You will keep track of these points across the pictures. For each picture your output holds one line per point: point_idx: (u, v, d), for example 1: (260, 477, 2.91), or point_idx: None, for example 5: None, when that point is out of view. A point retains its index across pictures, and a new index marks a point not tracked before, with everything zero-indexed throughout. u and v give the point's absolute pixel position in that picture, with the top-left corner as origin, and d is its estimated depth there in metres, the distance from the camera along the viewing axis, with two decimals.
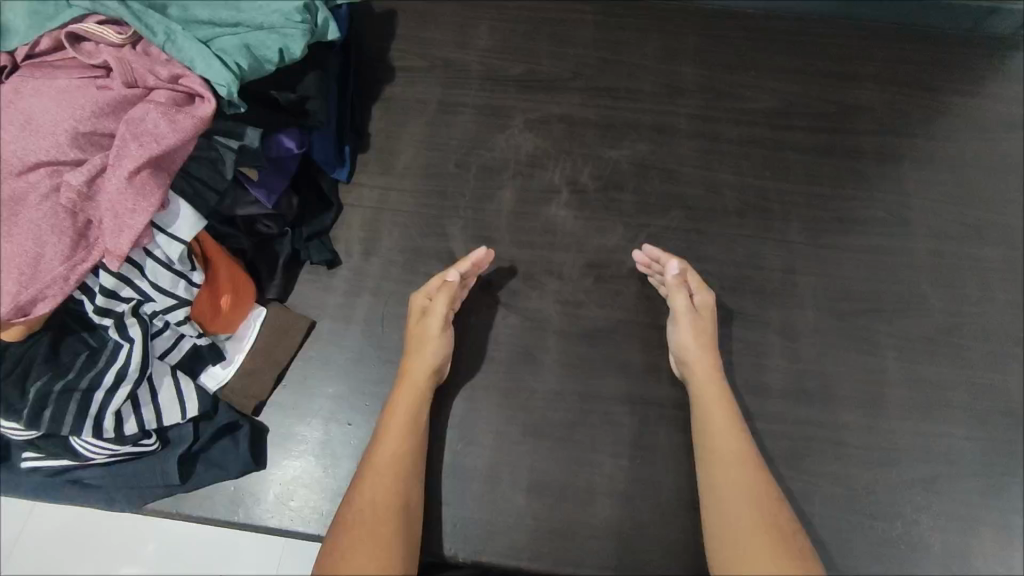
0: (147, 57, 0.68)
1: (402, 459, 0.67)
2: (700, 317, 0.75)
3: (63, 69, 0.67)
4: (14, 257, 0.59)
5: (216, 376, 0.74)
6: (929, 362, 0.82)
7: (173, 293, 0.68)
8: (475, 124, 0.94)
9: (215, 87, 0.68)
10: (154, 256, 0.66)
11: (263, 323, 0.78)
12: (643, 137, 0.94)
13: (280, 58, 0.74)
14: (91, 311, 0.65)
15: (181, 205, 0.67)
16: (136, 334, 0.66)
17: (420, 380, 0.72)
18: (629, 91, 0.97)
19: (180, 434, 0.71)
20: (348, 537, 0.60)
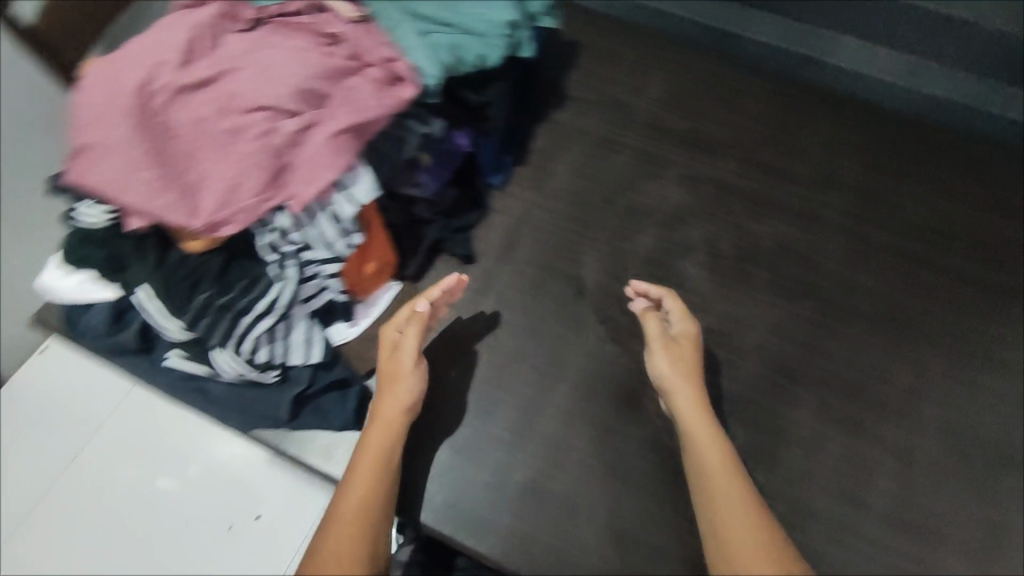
0: (370, 36, 0.75)
1: (370, 502, 0.64)
2: (687, 349, 0.74)
3: (298, 29, 0.74)
4: (220, 182, 0.67)
5: (339, 332, 0.78)
6: None
7: (331, 250, 0.74)
8: (629, 166, 0.96)
9: (421, 78, 0.75)
10: (329, 210, 0.72)
11: (394, 297, 0.82)
12: (791, 219, 0.93)
13: (477, 64, 0.80)
14: (262, 244, 0.72)
15: (364, 170, 0.73)
16: (291, 275, 0.73)
17: (389, 420, 0.70)
18: (787, 172, 0.97)
19: (298, 376, 0.75)
20: None
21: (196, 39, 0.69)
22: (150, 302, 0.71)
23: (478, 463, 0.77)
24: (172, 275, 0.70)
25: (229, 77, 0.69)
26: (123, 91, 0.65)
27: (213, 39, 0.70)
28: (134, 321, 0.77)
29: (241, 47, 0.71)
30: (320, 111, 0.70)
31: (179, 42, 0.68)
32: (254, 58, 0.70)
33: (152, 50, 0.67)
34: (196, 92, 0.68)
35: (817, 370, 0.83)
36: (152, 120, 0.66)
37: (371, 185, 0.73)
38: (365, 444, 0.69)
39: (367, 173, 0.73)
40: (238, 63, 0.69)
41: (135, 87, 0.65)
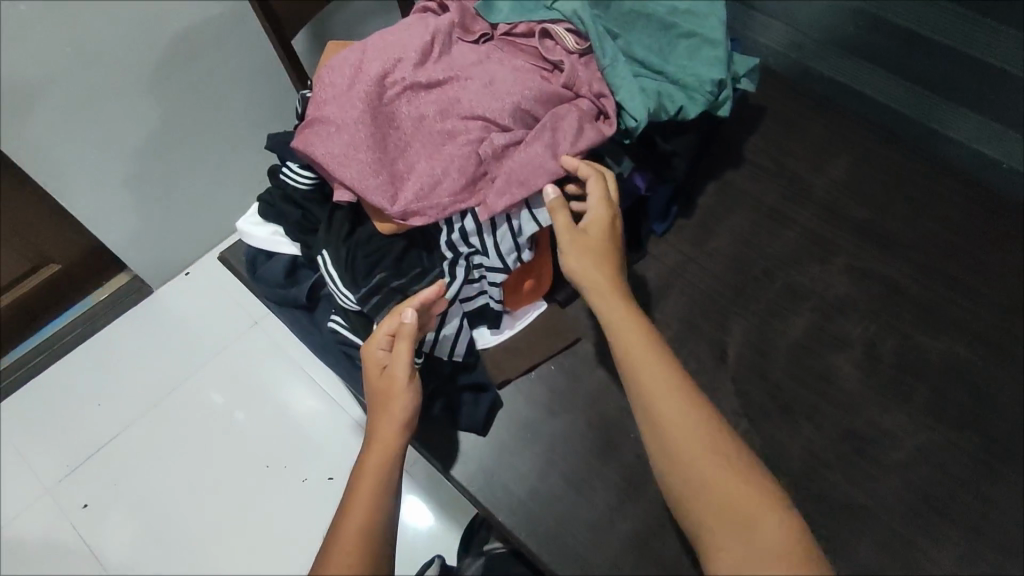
0: (588, 68, 0.78)
1: (369, 533, 0.62)
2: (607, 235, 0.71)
3: (524, 52, 0.79)
4: (425, 175, 0.72)
5: (483, 337, 0.83)
6: None
7: (503, 260, 0.76)
8: (797, 244, 0.93)
9: (625, 118, 0.77)
10: (510, 224, 0.74)
11: (538, 316, 0.85)
12: (965, 340, 0.86)
13: (675, 114, 0.81)
14: (442, 240, 0.76)
15: None
16: (459, 275, 0.76)
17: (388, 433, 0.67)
18: (970, 287, 0.90)
19: (440, 368, 0.78)
20: None
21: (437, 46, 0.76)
22: (329, 266, 0.76)
23: (587, 501, 0.77)
24: (357, 250, 0.76)
25: (457, 84, 0.74)
26: (367, 79, 0.73)
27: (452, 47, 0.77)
28: (306, 279, 0.84)
29: (472, 59, 0.76)
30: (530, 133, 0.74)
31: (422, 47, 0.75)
32: (482, 70, 0.75)
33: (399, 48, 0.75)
34: (426, 93, 0.74)
35: (962, 508, 0.76)
36: (382, 109, 0.73)
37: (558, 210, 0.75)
38: (363, 462, 0.66)
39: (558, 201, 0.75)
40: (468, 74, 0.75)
41: (379, 78, 0.73)
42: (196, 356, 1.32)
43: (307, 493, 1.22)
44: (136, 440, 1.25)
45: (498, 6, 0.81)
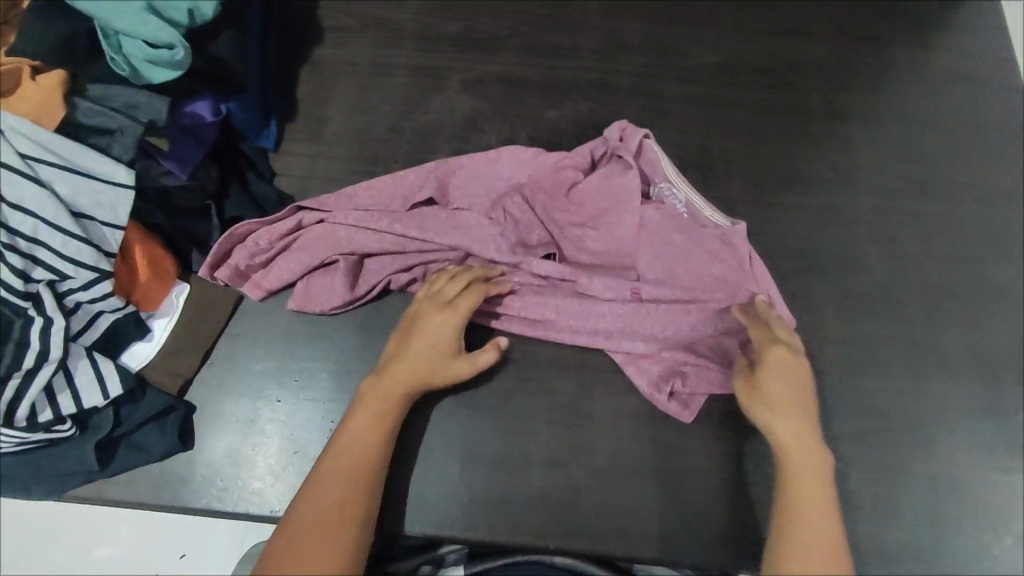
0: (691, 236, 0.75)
1: (366, 453, 0.63)
2: (788, 372, 0.66)
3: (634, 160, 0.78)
4: (292, 266, 0.74)
5: (138, 354, 0.71)
6: (872, 319, 0.77)
7: (95, 267, 0.64)
8: (409, 87, 0.90)
9: (117, 62, 0.66)
10: (73, 233, 0.63)
11: (185, 299, 0.74)
12: (584, 96, 0.90)
13: (189, 20, 0.66)
14: (5, 289, 0.61)
15: (117, 198, 0.65)
16: (54, 314, 0.63)
17: (396, 382, 0.66)
18: (569, 48, 0.93)
19: (99, 420, 0.67)
20: (297, 547, 0.57)
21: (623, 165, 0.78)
22: None
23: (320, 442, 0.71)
24: None
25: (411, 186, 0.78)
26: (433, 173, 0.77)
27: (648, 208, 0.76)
28: None
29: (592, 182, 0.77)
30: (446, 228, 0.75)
31: (605, 182, 0.77)
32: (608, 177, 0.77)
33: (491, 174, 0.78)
34: (364, 201, 0.77)
35: None
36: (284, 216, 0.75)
37: (131, 200, 0.66)
38: (381, 383, 0.66)
39: (100, 184, 0.65)
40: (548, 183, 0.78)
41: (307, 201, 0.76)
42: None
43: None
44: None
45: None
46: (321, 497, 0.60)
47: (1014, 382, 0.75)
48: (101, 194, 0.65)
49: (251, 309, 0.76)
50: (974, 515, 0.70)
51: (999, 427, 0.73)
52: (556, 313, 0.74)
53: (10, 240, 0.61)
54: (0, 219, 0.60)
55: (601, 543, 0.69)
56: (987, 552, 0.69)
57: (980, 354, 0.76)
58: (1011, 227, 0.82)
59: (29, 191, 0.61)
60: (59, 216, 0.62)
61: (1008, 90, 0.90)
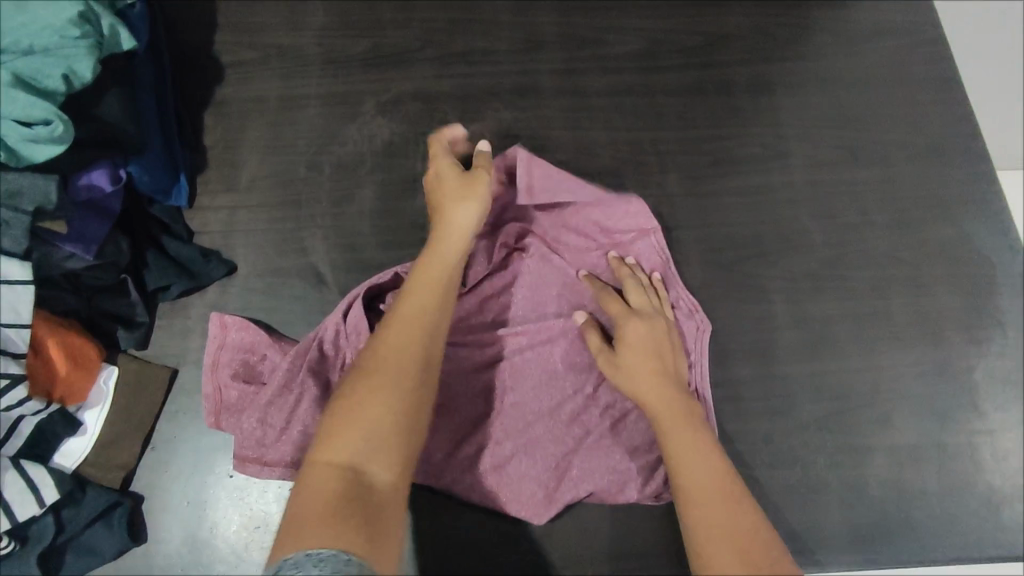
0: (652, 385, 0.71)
1: (418, 314, 0.57)
2: (644, 351, 0.68)
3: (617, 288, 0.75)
4: (250, 400, 0.70)
5: (72, 452, 0.67)
6: (821, 297, 0.77)
7: (3, 373, 0.60)
8: (324, 117, 0.85)
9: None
10: None
11: (116, 383, 0.70)
12: (506, 103, 0.87)
13: (67, 85, 0.63)
14: None
15: (12, 294, 0.61)
16: None
17: (441, 268, 0.61)
18: (485, 53, 0.89)
19: (40, 530, 0.63)
20: (353, 409, 0.50)
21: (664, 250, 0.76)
22: None
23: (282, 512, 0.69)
24: None
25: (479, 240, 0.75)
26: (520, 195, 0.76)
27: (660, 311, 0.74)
28: None
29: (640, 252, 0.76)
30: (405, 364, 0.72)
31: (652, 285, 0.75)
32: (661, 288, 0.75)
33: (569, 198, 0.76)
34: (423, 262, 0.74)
35: None
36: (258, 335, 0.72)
37: (32, 294, 0.61)
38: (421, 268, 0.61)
39: None
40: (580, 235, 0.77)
41: (367, 285, 0.71)
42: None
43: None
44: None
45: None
46: (368, 399, 0.50)
47: (963, 342, 0.75)
48: None
49: (188, 383, 0.73)
50: (937, 479, 0.71)
51: (953, 388, 0.74)
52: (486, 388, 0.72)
53: None
54: None
55: (580, 566, 0.69)
56: (953, 514, 0.70)
57: (928, 318, 0.76)
58: (944, 184, 0.82)
59: None
60: None
61: (926, 42, 0.89)
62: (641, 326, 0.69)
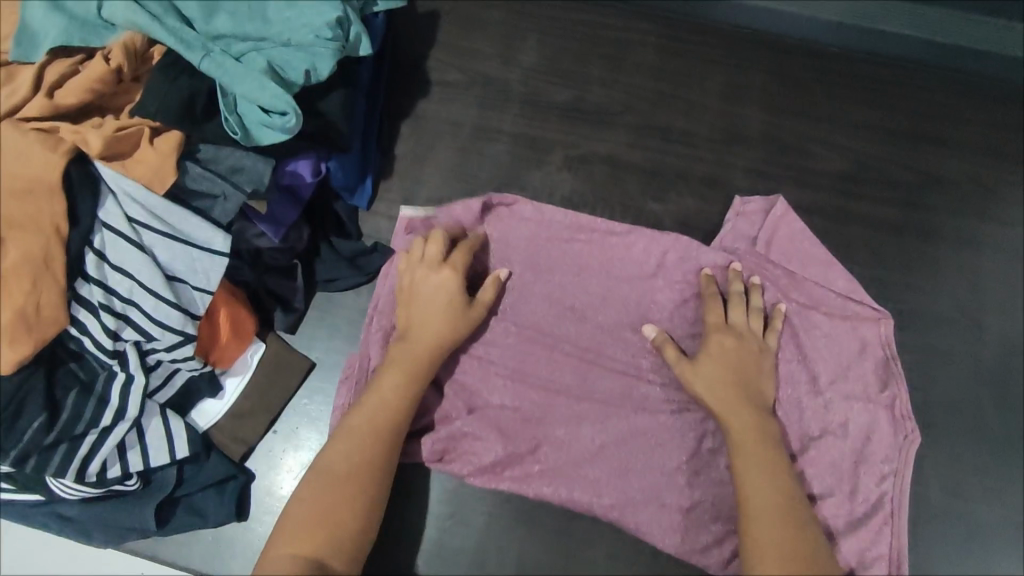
0: (863, 464, 0.68)
1: (365, 446, 0.61)
2: (723, 367, 0.65)
3: (865, 337, 0.71)
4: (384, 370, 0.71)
5: (207, 413, 0.71)
6: (976, 491, 0.72)
7: (180, 331, 0.63)
8: (511, 157, 0.86)
9: (228, 128, 0.63)
10: (162, 297, 0.62)
11: (261, 358, 0.73)
12: (692, 190, 0.84)
13: (306, 79, 0.64)
14: (93, 347, 0.62)
15: (208, 263, 0.64)
16: (137, 371, 0.63)
17: (400, 397, 0.64)
18: (684, 133, 0.87)
19: (163, 478, 0.67)
20: (290, 544, 0.56)
21: (869, 340, 0.71)
22: None
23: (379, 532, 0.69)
24: None
25: (673, 267, 0.73)
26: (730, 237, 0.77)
27: (857, 404, 0.69)
28: None
29: (843, 332, 0.71)
30: (583, 430, 0.69)
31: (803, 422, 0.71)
32: (842, 376, 0.70)
33: (807, 254, 0.74)
34: (619, 256, 0.74)
35: None
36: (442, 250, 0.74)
37: (224, 267, 0.64)
38: (376, 384, 0.64)
39: (196, 249, 0.63)
40: (798, 295, 0.72)
41: (571, 336, 0.72)
42: None
43: None
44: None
45: (39, 32, 0.62)
46: (318, 494, 0.58)
47: None
48: (197, 259, 0.63)
49: (324, 379, 0.75)
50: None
51: None
52: (608, 459, 0.69)
53: (106, 301, 0.61)
54: (99, 279, 0.60)
55: None
56: None
57: None
58: None
59: (132, 255, 0.60)
60: (154, 280, 0.61)
61: None
62: (722, 342, 0.67)
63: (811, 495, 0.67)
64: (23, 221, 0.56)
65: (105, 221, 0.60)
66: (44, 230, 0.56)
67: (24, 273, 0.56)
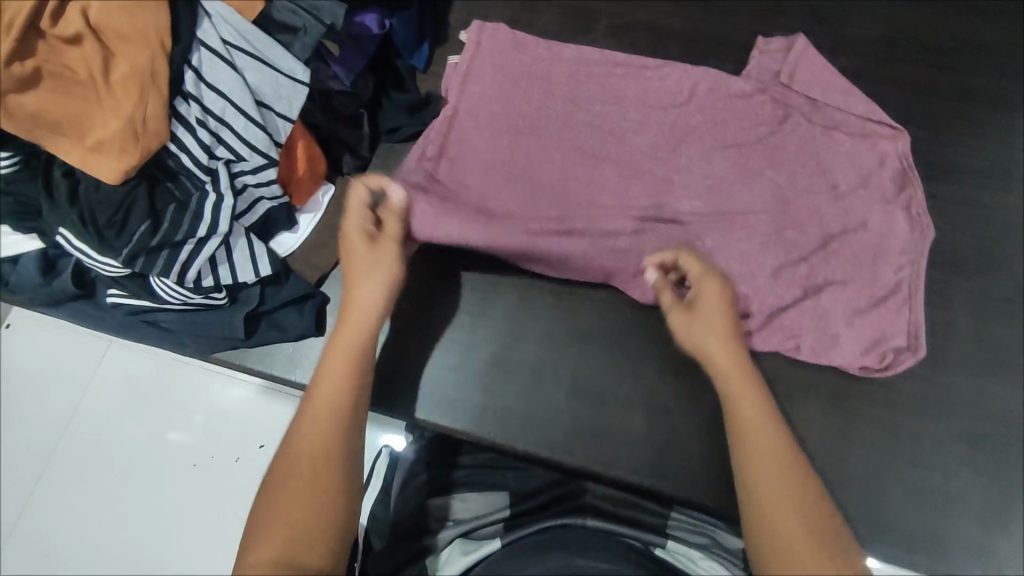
0: (884, 253, 0.76)
1: (342, 383, 0.57)
2: (720, 313, 0.63)
3: (884, 142, 0.80)
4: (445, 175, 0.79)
5: (284, 244, 0.77)
6: (1008, 322, 0.75)
7: (266, 154, 0.70)
8: (559, 27, 0.90)
9: None
10: (251, 117, 0.68)
11: (331, 199, 0.79)
12: (731, 57, 0.88)
13: None
14: (190, 163, 0.68)
15: (290, 91, 0.70)
16: (228, 189, 0.69)
17: (363, 311, 0.63)
18: (725, 3, 0.90)
19: (248, 295, 0.74)
20: (283, 496, 0.51)
21: (888, 153, 0.80)
22: (73, 241, 0.68)
23: (442, 349, 0.76)
24: (95, 208, 0.66)
25: (704, 95, 0.83)
26: (777, 91, 0.83)
27: (879, 206, 0.78)
28: (66, 265, 0.73)
29: (864, 147, 0.80)
30: (627, 256, 0.76)
31: (836, 259, 0.76)
32: (864, 184, 0.79)
33: (827, 83, 0.82)
34: (653, 88, 0.83)
35: None
36: (491, 80, 0.83)
37: (304, 97, 0.70)
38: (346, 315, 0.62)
39: (281, 77, 0.70)
40: (819, 119, 0.82)
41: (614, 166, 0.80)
42: (53, 399, 0.97)
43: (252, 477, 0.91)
44: (27, 516, 0.94)
45: None
46: (305, 439, 0.54)
47: None
48: (281, 86, 0.70)
49: None
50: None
51: None
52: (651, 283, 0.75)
53: (202, 117, 0.67)
54: (197, 96, 0.66)
55: (697, 490, 0.71)
56: None
57: None
58: None
59: (225, 76, 0.67)
60: (244, 100, 0.67)
61: None
62: (718, 291, 0.64)
63: (836, 312, 0.75)
64: (130, 34, 0.62)
65: (202, 41, 0.66)
66: (150, 42, 0.62)
67: (132, 85, 0.62)
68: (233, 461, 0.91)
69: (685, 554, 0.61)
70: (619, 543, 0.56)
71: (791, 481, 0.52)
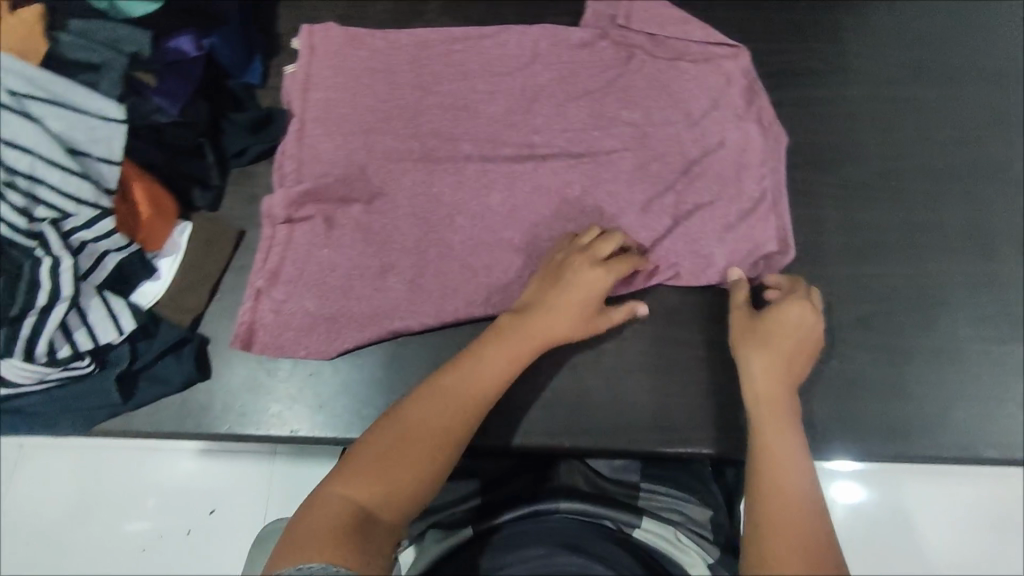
0: (745, 168, 0.78)
1: (478, 397, 0.60)
2: (798, 345, 0.64)
3: (726, 62, 0.82)
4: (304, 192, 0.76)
5: (148, 294, 0.72)
6: (870, 206, 0.79)
7: (96, 204, 0.66)
8: (390, 13, 0.87)
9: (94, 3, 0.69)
10: (64, 167, 0.64)
11: (189, 236, 0.74)
12: (567, 10, 0.88)
13: None
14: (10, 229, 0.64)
15: (106, 132, 0.66)
16: (60, 249, 0.64)
17: (530, 340, 0.64)
18: None
19: (117, 354, 0.69)
20: (354, 478, 0.53)
21: (731, 73, 0.82)
22: None
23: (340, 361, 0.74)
24: None
25: (547, 53, 0.83)
26: (616, 34, 0.83)
27: (732, 125, 0.79)
28: None
29: (707, 71, 0.82)
30: (503, 226, 0.76)
31: (702, 183, 0.78)
32: (716, 106, 0.80)
33: (661, 17, 0.84)
34: (495, 56, 0.83)
35: None
36: (331, 83, 0.80)
37: (122, 134, 0.66)
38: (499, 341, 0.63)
39: (93, 120, 0.65)
40: (661, 52, 0.83)
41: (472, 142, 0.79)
42: None
43: (203, 544, 0.86)
44: None
45: None
46: (387, 436, 0.56)
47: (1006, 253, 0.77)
48: (93, 128, 0.65)
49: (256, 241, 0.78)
50: (970, 380, 0.74)
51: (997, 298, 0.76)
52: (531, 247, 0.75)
53: (12, 178, 0.63)
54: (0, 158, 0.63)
55: (615, 435, 0.73)
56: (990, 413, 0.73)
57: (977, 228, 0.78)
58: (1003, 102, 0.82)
59: (24, 130, 0.63)
60: (54, 151, 0.64)
61: None
62: (801, 311, 0.65)
63: (713, 234, 0.76)
64: None
65: None
66: None
67: None
68: (184, 534, 0.86)
69: (660, 533, 0.62)
70: (600, 535, 0.59)
71: (799, 481, 0.55)
